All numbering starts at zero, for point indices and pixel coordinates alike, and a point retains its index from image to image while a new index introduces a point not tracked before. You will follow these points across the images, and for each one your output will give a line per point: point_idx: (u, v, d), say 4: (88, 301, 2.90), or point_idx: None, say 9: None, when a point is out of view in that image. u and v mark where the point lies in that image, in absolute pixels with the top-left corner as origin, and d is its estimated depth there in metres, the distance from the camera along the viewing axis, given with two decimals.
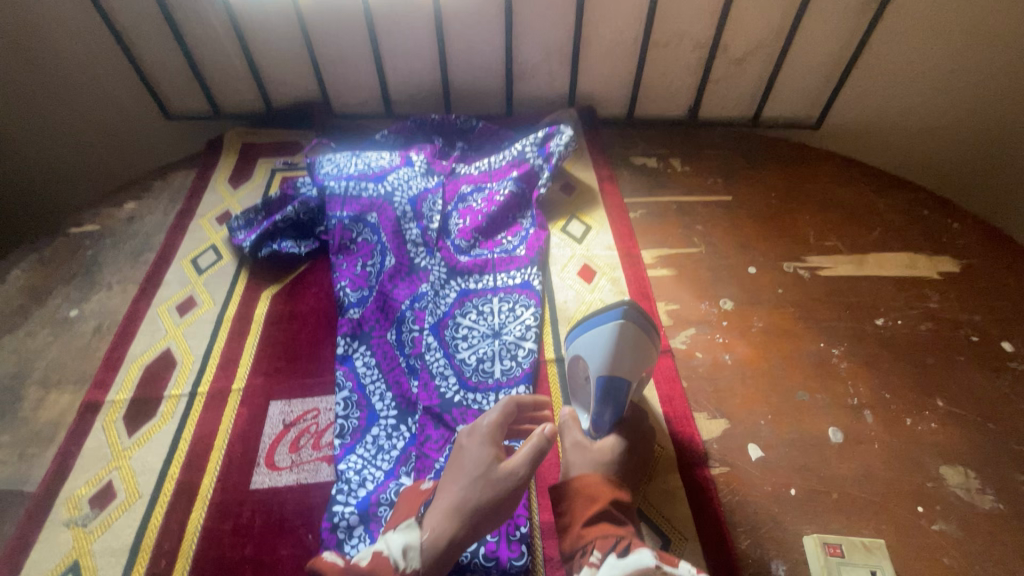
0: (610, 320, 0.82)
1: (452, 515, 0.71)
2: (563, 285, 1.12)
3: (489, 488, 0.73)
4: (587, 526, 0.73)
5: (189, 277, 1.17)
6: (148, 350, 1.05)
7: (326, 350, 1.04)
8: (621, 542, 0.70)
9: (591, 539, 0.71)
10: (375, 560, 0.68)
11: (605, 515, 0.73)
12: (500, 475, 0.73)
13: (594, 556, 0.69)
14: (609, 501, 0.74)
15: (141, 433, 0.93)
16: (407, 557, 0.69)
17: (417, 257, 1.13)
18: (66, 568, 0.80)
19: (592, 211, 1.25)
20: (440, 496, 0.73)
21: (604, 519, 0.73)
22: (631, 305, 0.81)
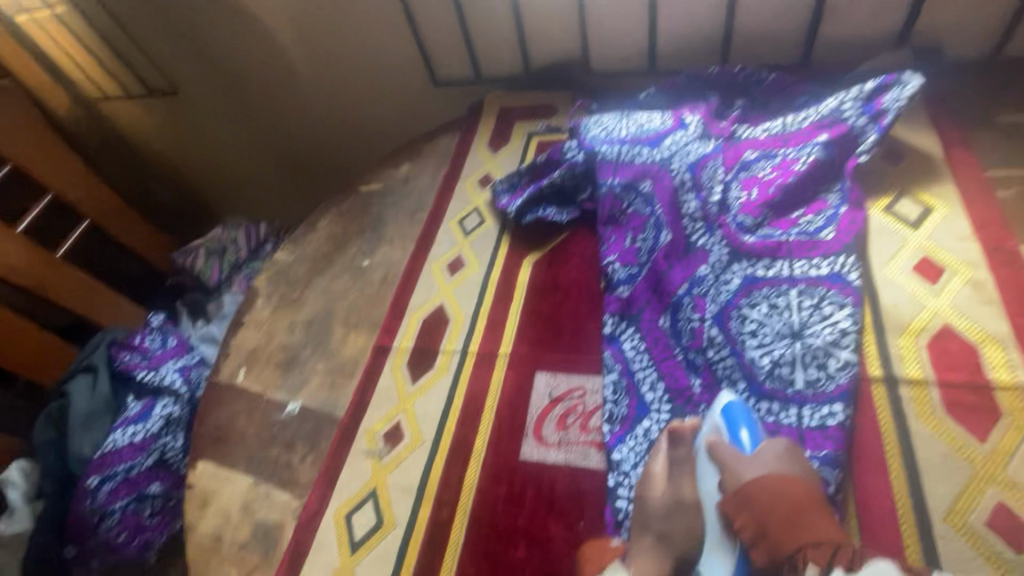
0: (864, 220, 0.93)
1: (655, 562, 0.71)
2: (891, 282, 0.86)
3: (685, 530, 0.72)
4: (778, 532, 0.61)
5: (457, 237, 1.23)
6: (425, 304, 1.12)
7: (589, 327, 0.98)
8: (839, 552, 0.56)
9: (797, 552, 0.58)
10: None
11: (804, 518, 0.61)
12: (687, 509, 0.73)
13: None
14: (803, 501, 0.62)
15: (422, 382, 1.01)
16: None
17: (694, 234, 0.99)
18: (367, 493, 0.90)
19: (934, 187, 0.94)
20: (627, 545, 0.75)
21: (805, 524, 0.60)
22: (859, 197, 0.95)
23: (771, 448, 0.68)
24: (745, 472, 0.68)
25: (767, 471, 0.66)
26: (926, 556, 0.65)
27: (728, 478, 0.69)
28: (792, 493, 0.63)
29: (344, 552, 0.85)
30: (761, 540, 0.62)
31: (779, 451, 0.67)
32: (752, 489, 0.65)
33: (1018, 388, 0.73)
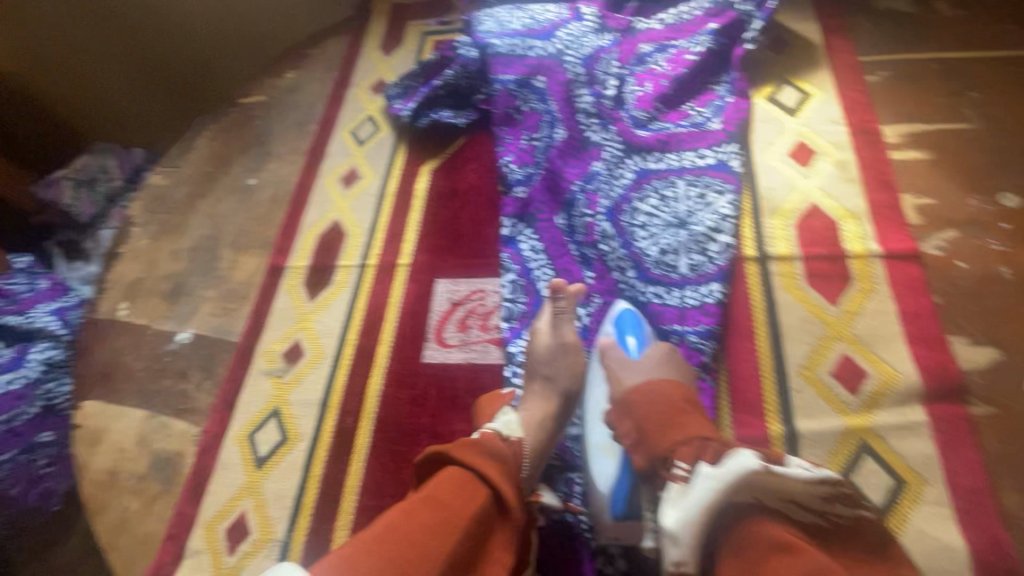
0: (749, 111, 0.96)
1: (544, 398, 0.73)
2: (769, 168, 0.91)
3: (569, 371, 0.75)
4: (655, 434, 0.63)
5: (351, 148, 1.15)
6: (319, 221, 1.06)
7: (489, 231, 0.97)
8: (706, 450, 0.56)
9: (669, 449, 0.59)
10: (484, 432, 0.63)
11: (678, 416, 0.63)
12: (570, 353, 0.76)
13: (682, 469, 0.56)
14: (680, 401, 0.65)
15: (320, 299, 0.97)
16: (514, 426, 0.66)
17: (589, 129, 0.97)
18: (270, 412, 0.88)
19: (812, 74, 0.97)
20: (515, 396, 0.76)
21: (679, 422, 0.62)
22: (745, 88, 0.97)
23: (653, 355, 0.72)
24: (629, 379, 0.71)
25: (650, 376, 0.69)
26: (783, 410, 0.72)
27: (614, 383, 0.72)
28: (667, 393, 0.65)
29: (250, 470, 0.84)
30: (639, 445, 0.64)
31: (660, 359, 0.71)
32: (634, 396, 0.68)
33: (868, 256, 0.79)
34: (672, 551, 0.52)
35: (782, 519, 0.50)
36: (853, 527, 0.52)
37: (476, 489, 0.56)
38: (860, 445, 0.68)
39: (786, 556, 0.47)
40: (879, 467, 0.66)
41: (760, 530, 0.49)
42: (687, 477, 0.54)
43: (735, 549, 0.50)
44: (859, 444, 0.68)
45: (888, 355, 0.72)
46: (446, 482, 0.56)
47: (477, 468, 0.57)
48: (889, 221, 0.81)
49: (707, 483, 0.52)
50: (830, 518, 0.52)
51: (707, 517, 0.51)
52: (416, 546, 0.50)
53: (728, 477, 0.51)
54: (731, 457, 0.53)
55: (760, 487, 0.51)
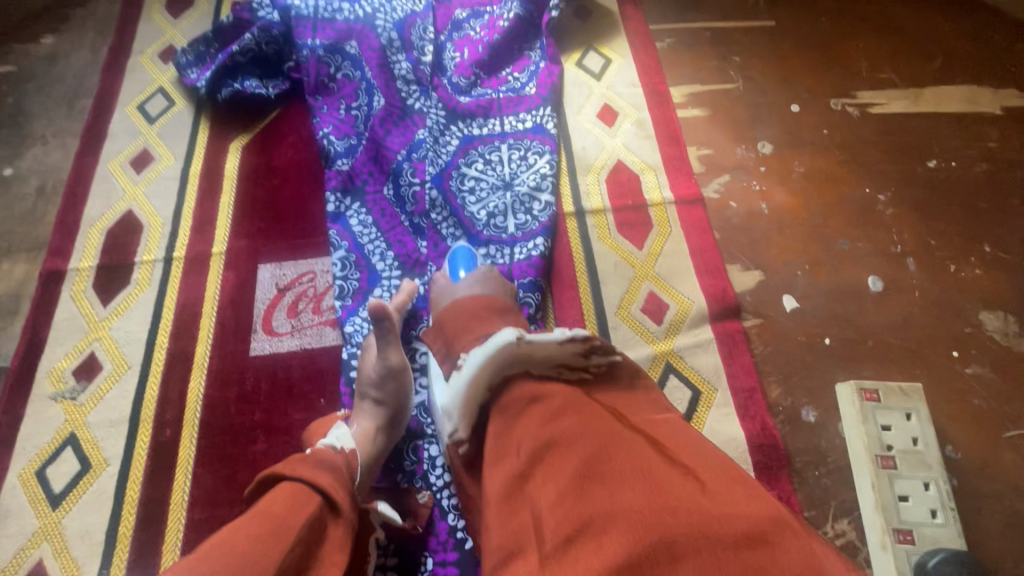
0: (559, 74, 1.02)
1: (379, 408, 0.71)
2: (581, 129, 0.97)
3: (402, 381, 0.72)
4: (453, 339, 0.62)
5: (139, 127, 0.99)
6: (106, 213, 0.91)
7: (314, 208, 0.92)
8: (487, 337, 0.58)
9: (460, 348, 0.59)
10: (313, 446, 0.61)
11: (477, 322, 0.61)
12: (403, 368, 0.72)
13: (461, 356, 0.58)
14: (480, 308, 0.63)
15: (117, 303, 0.84)
16: (343, 442, 0.64)
17: (409, 97, 0.95)
18: (65, 439, 0.75)
19: (612, 41, 1.06)
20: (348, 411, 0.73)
21: (475, 324, 0.61)
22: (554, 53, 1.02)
23: (469, 278, 0.74)
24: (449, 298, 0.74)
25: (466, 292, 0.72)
26: None
27: (437, 306, 0.75)
28: (468, 305, 0.64)
29: (43, 511, 0.71)
30: (445, 356, 0.62)
31: (476, 279, 0.74)
32: (443, 314, 0.65)
33: (664, 203, 0.90)
34: (449, 425, 0.58)
35: (544, 376, 0.53)
36: (611, 369, 0.56)
37: (308, 498, 0.53)
38: (665, 366, 0.78)
39: (537, 404, 0.50)
40: (684, 385, 0.77)
41: (519, 386, 0.53)
42: (462, 361, 0.57)
43: (500, 407, 0.53)
44: (665, 366, 0.78)
45: (683, 287, 0.83)
46: (275, 496, 0.52)
47: (307, 477, 0.54)
48: (679, 171, 0.92)
49: (475, 360, 0.56)
50: (591, 368, 0.55)
51: (474, 390, 0.55)
52: (242, 558, 0.45)
53: (489, 352, 0.55)
54: (495, 335, 0.57)
55: (517, 356, 0.54)
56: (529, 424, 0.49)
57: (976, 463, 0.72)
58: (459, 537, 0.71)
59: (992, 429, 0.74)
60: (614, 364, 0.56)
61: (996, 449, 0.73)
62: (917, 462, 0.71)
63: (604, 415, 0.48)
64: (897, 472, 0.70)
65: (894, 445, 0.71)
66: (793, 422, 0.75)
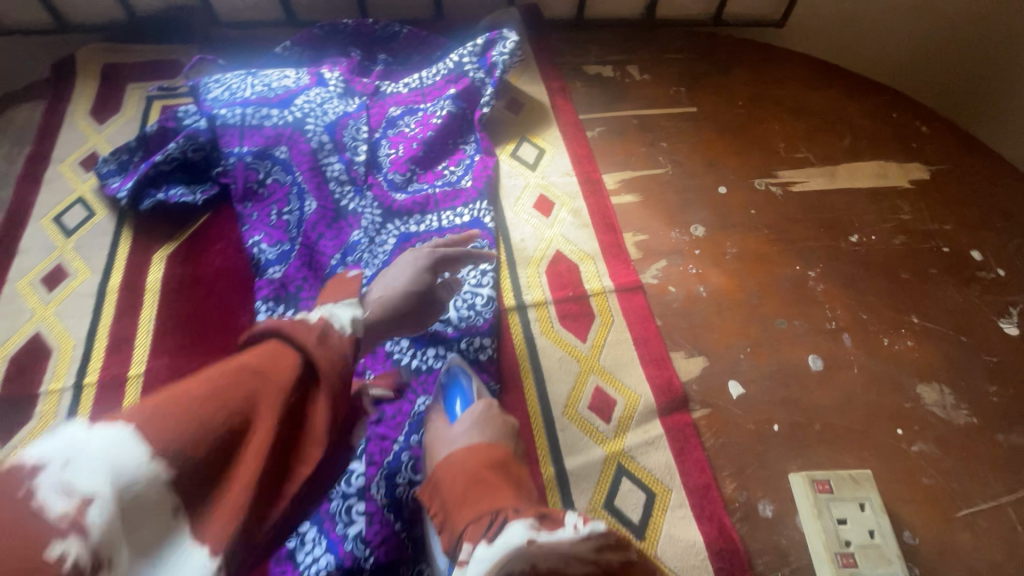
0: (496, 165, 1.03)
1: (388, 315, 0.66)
2: (518, 221, 0.98)
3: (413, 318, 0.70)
4: (454, 509, 0.54)
5: (54, 241, 0.94)
6: (11, 338, 0.84)
7: (243, 318, 0.87)
8: (491, 520, 0.48)
9: (460, 530, 0.51)
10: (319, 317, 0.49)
11: (479, 485, 0.54)
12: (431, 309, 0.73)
13: (466, 551, 0.48)
14: (478, 468, 0.56)
15: (16, 442, 0.76)
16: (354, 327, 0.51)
17: (344, 198, 0.94)
18: None
19: (544, 131, 1.09)
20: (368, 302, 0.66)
21: (479, 492, 0.53)
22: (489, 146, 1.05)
23: (466, 419, 0.64)
24: (445, 448, 0.63)
25: (461, 443, 0.61)
26: (553, 452, 0.76)
27: (435, 454, 0.65)
28: (467, 462, 0.57)
29: None
30: (445, 523, 0.54)
31: (473, 422, 0.63)
32: (440, 470, 0.59)
33: (605, 292, 0.90)
34: None
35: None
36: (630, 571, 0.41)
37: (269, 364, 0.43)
38: (617, 468, 0.75)
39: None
40: (637, 487, 0.74)
41: None
42: (467, 559, 0.47)
43: None
44: (617, 467, 0.75)
45: (628, 379, 0.82)
46: (264, 361, 0.43)
47: (285, 356, 0.44)
48: (617, 258, 0.93)
49: (479, 565, 0.44)
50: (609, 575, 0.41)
51: None
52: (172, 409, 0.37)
53: (496, 557, 0.44)
54: (505, 532, 0.46)
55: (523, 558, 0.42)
56: None
57: (933, 548, 0.71)
58: None
59: (945, 510, 0.73)
60: (631, 561, 0.41)
61: (951, 531, 0.72)
62: (878, 558, 0.69)
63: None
64: (858, 571, 0.68)
65: (852, 540, 0.70)
66: (750, 519, 0.72)
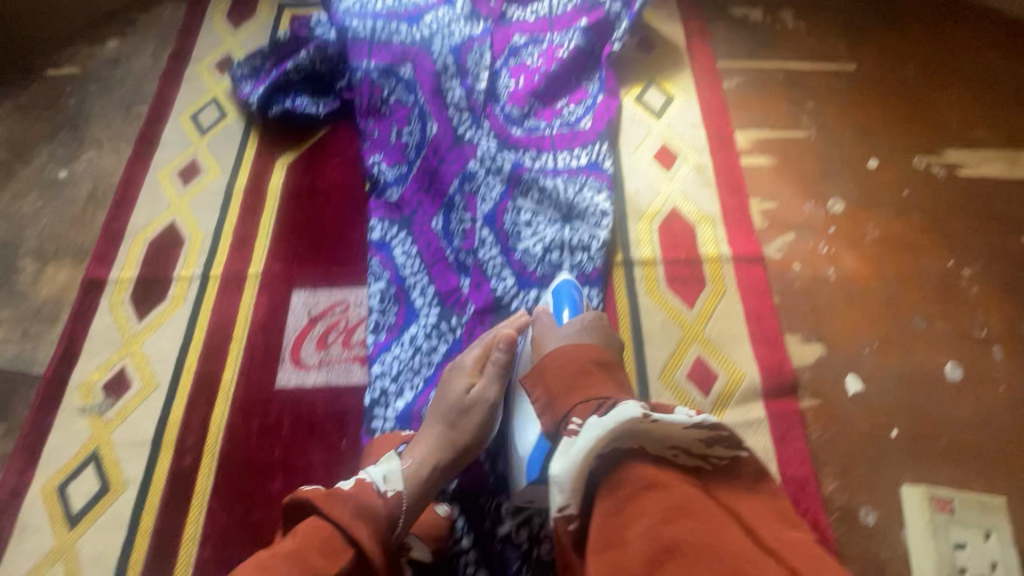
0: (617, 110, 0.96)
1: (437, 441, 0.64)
2: (635, 170, 0.92)
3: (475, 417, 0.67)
4: (560, 394, 0.57)
5: (190, 138, 0.99)
6: (151, 223, 0.91)
7: (353, 235, 0.89)
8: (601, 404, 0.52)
9: (569, 409, 0.55)
10: (357, 484, 0.58)
11: (584, 377, 0.57)
12: (475, 408, 0.67)
13: (574, 422, 0.52)
14: (587, 362, 0.59)
15: (152, 317, 0.83)
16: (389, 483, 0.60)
17: (462, 126, 0.92)
18: (87, 456, 0.74)
19: (676, 77, 1.00)
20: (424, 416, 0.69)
21: (585, 382, 0.57)
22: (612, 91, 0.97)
23: (578, 320, 0.68)
24: (549, 344, 0.67)
25: (568, 341, 0.65)
26: None
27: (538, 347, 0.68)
28: (576, 352, 0.61)
29: (59, 530, 0.70)
30: (546, 407, 0.58)
31: (582, 326, 0.67)
32: (545, 359, 0.61)
33: (721, 259, 0.83)
34: (557, 496, 0.48)
35: (662, 459, 0.47)
36: (732, 465, 0.48)
37: (322, 531, 0.52)
38: None
39: (658, 491, 0.44)
40: None
41: (636, 469, 0.46)
42: (576, 429, 0.50)
43: (612, 482, 0.46)
44: None
45: (734, 355, 0.77)
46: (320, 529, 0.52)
47: (330, 514, 0.52)
48: (739, 225, 0.86)
49: (591, 431, 0.49)
50: (713, 461, 0.48)
51: (589, 463, 0.47)
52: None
53: (609, 426, 0.48)
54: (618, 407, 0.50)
55: (636, 433, 0.47)
56: (646, 512, 0.43)
57: None
58: None
59: None
60: (736, 461, 0.48)
61: None
62: None
63: (728, 520, 0.42)
64: None
65: (968, 567, 0.65)
66: (849, 522, 0.67)
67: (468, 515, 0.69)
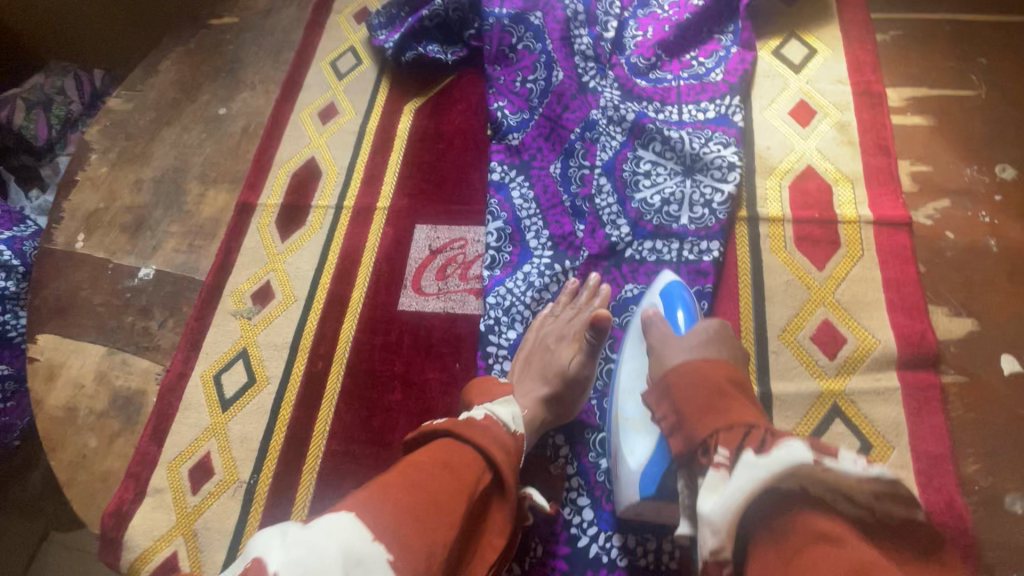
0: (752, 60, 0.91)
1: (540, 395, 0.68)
2: (767, 125, 0.87)
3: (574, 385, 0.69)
4: (692, 418, 0.51)
5: (330, 82, 1.07)
6: (294, 157, 1.00)
7: (473, 177, 0.93)
8: (751, 435, 0.46)
9: (705, 437, 0.49)
10: (487, 416, 0.56)
11: (721, 399, 0.51)
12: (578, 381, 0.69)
13: (721, 455, 0.46)
14: (724, 384, 0.53)
15: (293, 239, 0.92)
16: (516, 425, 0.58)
17: (586, 75, 0.91)
18: (237, 353, 0.85)
19: (820, 29, 0.93)
20: (517, 379, 0.72)
21: (722, 407, 0.50)
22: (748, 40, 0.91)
23: (701, 330, 0.59)
24: (672, 357, 0.58)
25: (693, 356, 0.56)
26: (761, 372, 0.72)
27: (653, 360, 0.61)
28: (709, 375, 0.53)
29: (215, 411, 0.81)
30: (677, 429, 0.53)
31: (708, 338, 0.57)
32: (671, 377, 0.56)
33: (859, 222, 0.78)
34: (708, 537, 0.44)
35: (830, 509, 0.41)
36: (907, 525, 0.41)
37: (468, 456, 0.51)
38: (831, 408, 0.68)
39: (828, 546, 0.38)
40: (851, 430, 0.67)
41: (804, 519, 0.40)
42: (726, 470, 0.45)
43: (775, 536, 0.41)
44: (831, 407, 0.69)
45: (867, 321, 0.72)
46: (451, 452, 0.51)
47: (474, 441, 0.52)
48: (884, 187, 0.79)
49: (747, 472, 0.43)
50: (891, 516, 0.41)
51: (745, 509, 0.43)
52: (428, 502, 0.46)
53: (772, 469, 0.42)
54: (779, 445, 0.44)
55: (805, 478, 0.41)
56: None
57: None
58: (572, 533, 0.68)
59: None
60: (911, 519, 0.41)
61: None
62: None
63: None
64: None
65: None
66: (991, 507, 0.62)
67: (573, 443, 0.72)
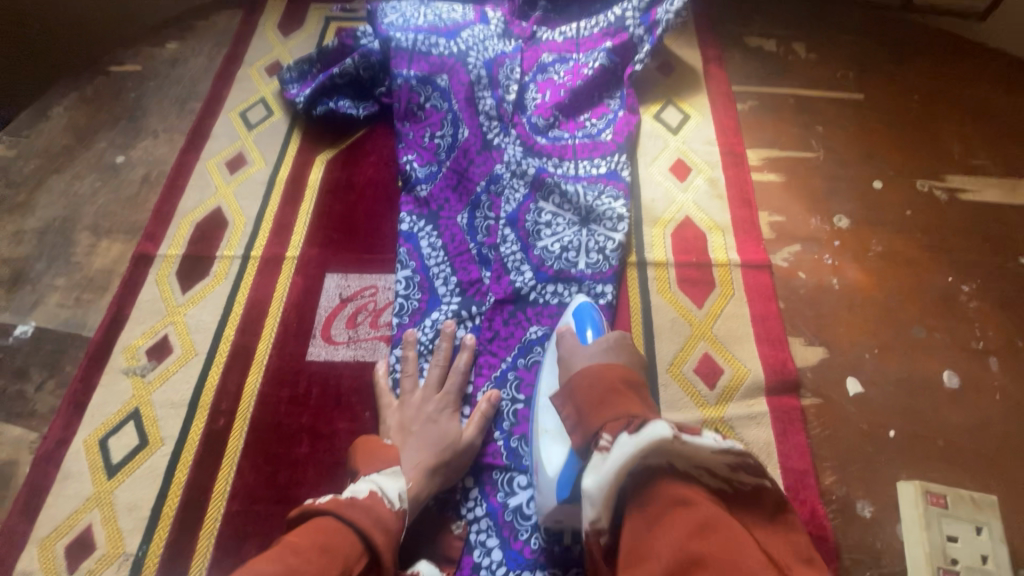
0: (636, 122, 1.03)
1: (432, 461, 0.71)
2: (651, 181, 0.98)
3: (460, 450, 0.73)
4: (589, 411, 0.56)
5: (239, 132, 1.07)
6: (199, 207, 0.98)
7: (385, 227, 0.95)
8: (632, 421, 0.51)
9: (599, 425, 0.53)
10: (370, 495, 0.58)
11: (615, 395, 0.56)
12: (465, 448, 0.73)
13: (604, 438, 0.51)
14: (618, 382, 0.57)
15: (195, 291, 0.90)
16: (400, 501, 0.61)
17: (491, 132, 0.98)
18: (128, 414, 0.80)
19: (692, 97, 1.07)
20: (401, 449, 0.72)
21: (614, 401, 0.55)
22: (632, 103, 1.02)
23: (604, 339, 0.64)
24: (576, 364, 0.64)
25: (594, 362, 0.62)
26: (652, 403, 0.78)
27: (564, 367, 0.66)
28: (606, 374, 0.58)
29: (100, 478, 0.75)
30: (577, 427, 0.57)
31: (611, 346, 0.63)
32: (575, 378, 0.60)
33: (730, 265, 0.88)
34: (588, 510, 0.50)
35: (688, 478, 0.48)
36: (756, 493, 0.50)
37: (347, 537, 0.52)
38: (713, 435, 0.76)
39: (682, 509, 0.44)
40: None
41: (664, 485, 0.47)
42: (607, 443, 0.50)
43: (639, 501, 0.47)
44: None
45: (740, 353, 0.81)
46: (329, 532, 0.51)
47: (355, 522, 0.53)
48: (748, 234, 0.91)
49: (621, 449, 0.49)
50: (736, 485, 0.50)
51: (619, 480, 0.48)
52: None
53: (640, 444, 0.48)
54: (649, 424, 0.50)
55: (667, 451, 0.48)
56: (674, 529, 0.43)
57: None
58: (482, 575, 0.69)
59: None
60: (760, 487, 0.50)
61: None
62: None
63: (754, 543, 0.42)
64: None
65: (959, 559, 0.68)
66: (846, 513, 0.71)
67: (482, 484, 0.74)
